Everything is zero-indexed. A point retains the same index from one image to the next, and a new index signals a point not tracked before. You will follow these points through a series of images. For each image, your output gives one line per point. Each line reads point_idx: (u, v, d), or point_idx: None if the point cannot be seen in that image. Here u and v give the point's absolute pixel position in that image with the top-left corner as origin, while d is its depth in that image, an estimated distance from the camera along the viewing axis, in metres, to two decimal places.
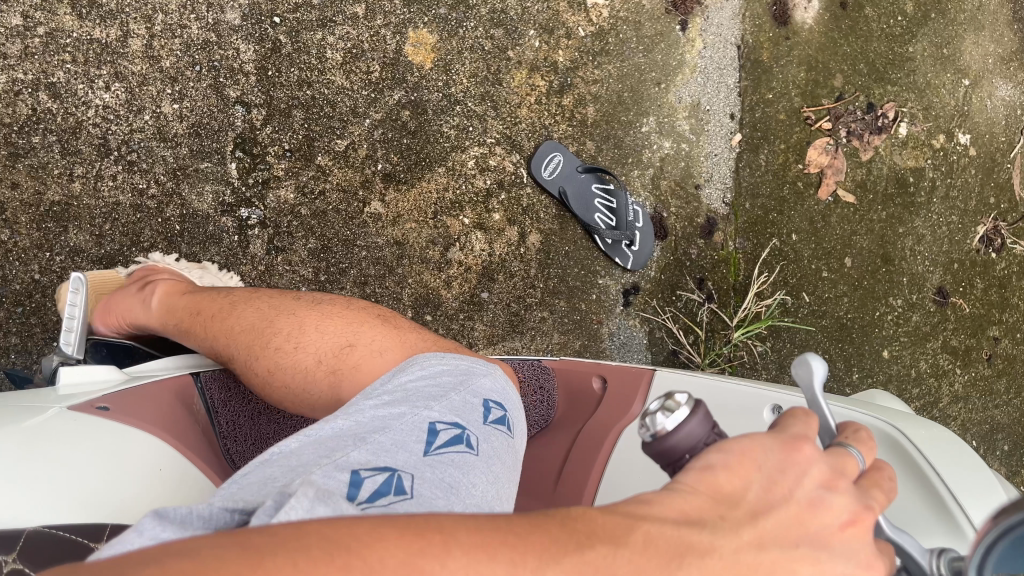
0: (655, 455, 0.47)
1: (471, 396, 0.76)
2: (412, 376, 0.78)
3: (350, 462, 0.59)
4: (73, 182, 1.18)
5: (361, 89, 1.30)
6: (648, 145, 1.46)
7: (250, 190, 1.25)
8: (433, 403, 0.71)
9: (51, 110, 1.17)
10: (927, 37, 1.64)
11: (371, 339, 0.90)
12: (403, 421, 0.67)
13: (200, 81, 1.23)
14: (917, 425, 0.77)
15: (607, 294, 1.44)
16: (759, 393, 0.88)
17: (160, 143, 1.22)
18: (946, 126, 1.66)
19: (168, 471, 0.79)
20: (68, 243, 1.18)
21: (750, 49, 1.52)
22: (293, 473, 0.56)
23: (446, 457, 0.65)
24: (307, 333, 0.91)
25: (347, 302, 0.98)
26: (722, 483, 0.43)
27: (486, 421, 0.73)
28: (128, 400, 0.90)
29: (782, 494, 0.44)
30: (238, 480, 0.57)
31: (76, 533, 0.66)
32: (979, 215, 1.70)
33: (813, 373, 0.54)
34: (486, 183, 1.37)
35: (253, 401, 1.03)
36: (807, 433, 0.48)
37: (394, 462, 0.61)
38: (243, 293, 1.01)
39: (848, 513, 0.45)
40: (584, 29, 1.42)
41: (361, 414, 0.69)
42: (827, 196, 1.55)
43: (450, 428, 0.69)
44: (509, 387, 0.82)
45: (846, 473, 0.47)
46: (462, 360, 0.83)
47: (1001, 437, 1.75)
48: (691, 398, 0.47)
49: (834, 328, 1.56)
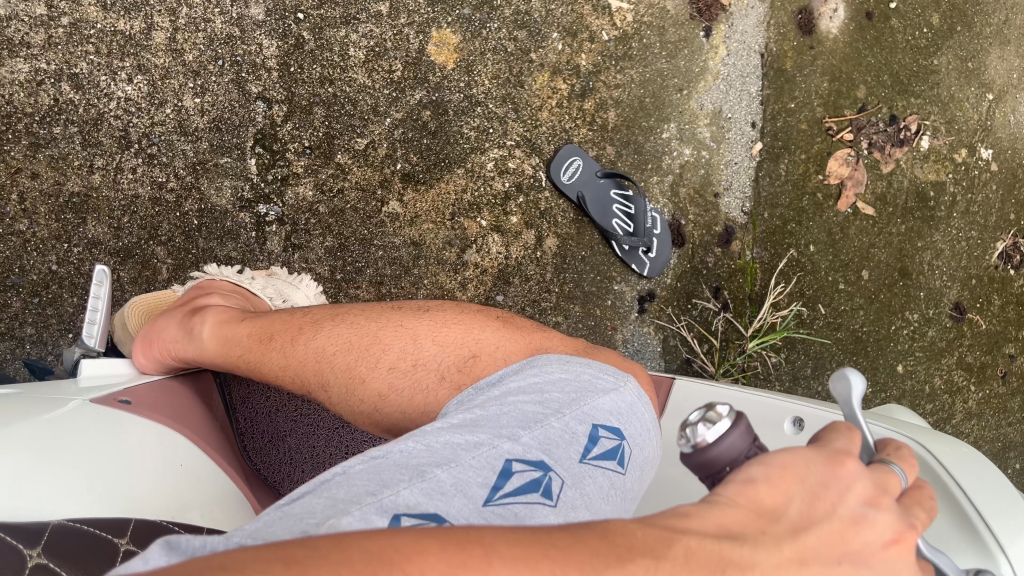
0: (695, 466, 0.47)
1: (576, 421, 0.73)
2: (529, 380, 0.78)
3: (396, 503, 0.56)
4: (93, 173, 1.18)
5: (382, 88, 1.30)
6: (669, 151, 1.45)
7: (269, 186, 1.25)
8: (522, 433, 0.68)
9: (73, 101, 1.17)
10: (952, 50, 1.63)
11: (495, 347, 0.89)
12: (476, 457, 0.64)
13: (221, 75, 1.23)
14: (937, 439, 0.78)
15: (622, 300, 1.43)
16: (775, 403, 0.91)
17: (180, 136, 1.22)
18: (969, 140, 1.65)
19: (188, 467, 0.79)
20: (86, 235, 1.18)
21: (774, 57, 1.50)
22: (331, 509, 0.55)
23: (511, 508, 0.61)
24: (423, 349, 0.90)
25: (448, 304, 0.98)
26: (763, 497, 0.43)
27: (584, 458, 0.69)
28: (150, 395, 0.90)
29: (826, 510, 0.43)
30: (283, 507, 0.57)
31: (101, 529, 0.67)
32: (999, 231, 1.69)
33: (852, 390, 0.53)
34: (505, 185, 1.36)
35: (272, 398, 1.06)
36: (852, 449, 0.48)
37: (448, 509, 0.58)
38: (328, 308, 0.98)
39: (891, 530, 0.44)
40: (607, 33, 1.41)
41: (435, 438, 0.67)
42: (847, 208, 1.54)
43: (529, 470, 0.65)
44: (638, 402, 0.80)
45: (890, 490, 0.47)
46: (571, 366, 0.82)
47: (1012, 455, 1.74)
48: (732, 410, 0.48)
49: (849, 341, 1.55)
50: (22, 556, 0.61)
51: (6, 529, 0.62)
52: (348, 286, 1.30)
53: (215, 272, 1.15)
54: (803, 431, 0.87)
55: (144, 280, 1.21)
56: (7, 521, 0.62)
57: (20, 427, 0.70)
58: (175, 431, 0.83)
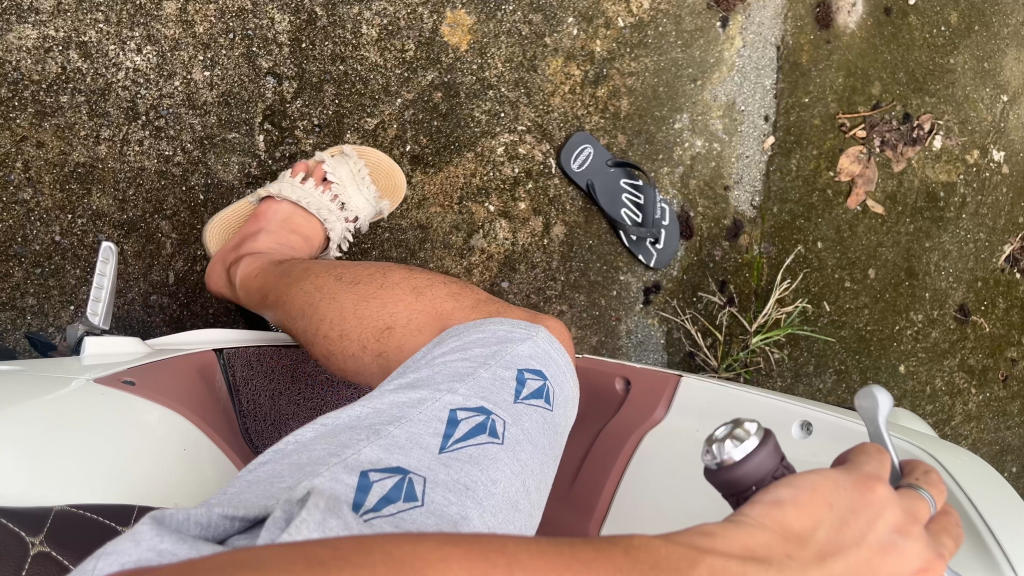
0: (721, 483, 0.49)
1: (504, 368, 0.79)
2: (452, 345, 0.84)
3: (360, 461, 0.61)
4: (99, 144, 1.14)
5: (394, 67, 1.27)
6: (680, 142, 1.44)
7: (276, 163, 1.22)
8: (459, 385, 0.75)
9: (81, 69, 1.13)
10: (969, 50, 1.62)
11: (409, 318, 0.92)
12: (423, 411, 0.70)
13: (232, 49, 1.19)
14: (953, 454, 0.77)
15: (627, 291, 1.42)
16: (790, 408, 0.94)
17: (188, 110, 1.18)
18: (982, 141, 1.64)
19: (190, 450, 0.80)
20: (90, 207, 1.14)
21: (791, 50, 1.49)
22: (300, 473, 0.59)
23: (463, 452, 0.68)
24: (347, 320, 0.94)
25: (417, 275, 0.99)
26: (789, 521, 0.44)
27: (517, 399, 0.77)
28: (151, 373, 0.89)
29: (854, 537, 0.46)
30: (248, 476, 0.61)
31: (104, 515, 0.66)
32: (1007, 234, 1.68)
33: (878, 406, 0.59)
34: (514, 171, 1.34)
35: (274, 381, 1.05)
36: (880, 473, 0.51)
37: (407, 461, 0.64)
38: (321, 267, 1.04)
39: (918, 559, 0.47)
40: (623, 20, 1.39)
41: (380, 400, 0.72)
42: (856, 206, 1.53)
43: (473, 415, 0.72)
44: (550, 347, 0.86)
45: (919, 516, 0.50)
46: (487, 326, 0.86)
47: (1010, 459, 1.74)
48: (760, 430, 0.49)
49: (853, 339, 1.54)
50: (25, 543, 0.61)
51: (10, 517, 0.61)
52: None
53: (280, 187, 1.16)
54: (812, 433, 0.89)
55: (148, 254, 1.16)
56: (9, 508, 0.62)
57: (23, 409, 0.69)
58: (180, 413, 0.83)
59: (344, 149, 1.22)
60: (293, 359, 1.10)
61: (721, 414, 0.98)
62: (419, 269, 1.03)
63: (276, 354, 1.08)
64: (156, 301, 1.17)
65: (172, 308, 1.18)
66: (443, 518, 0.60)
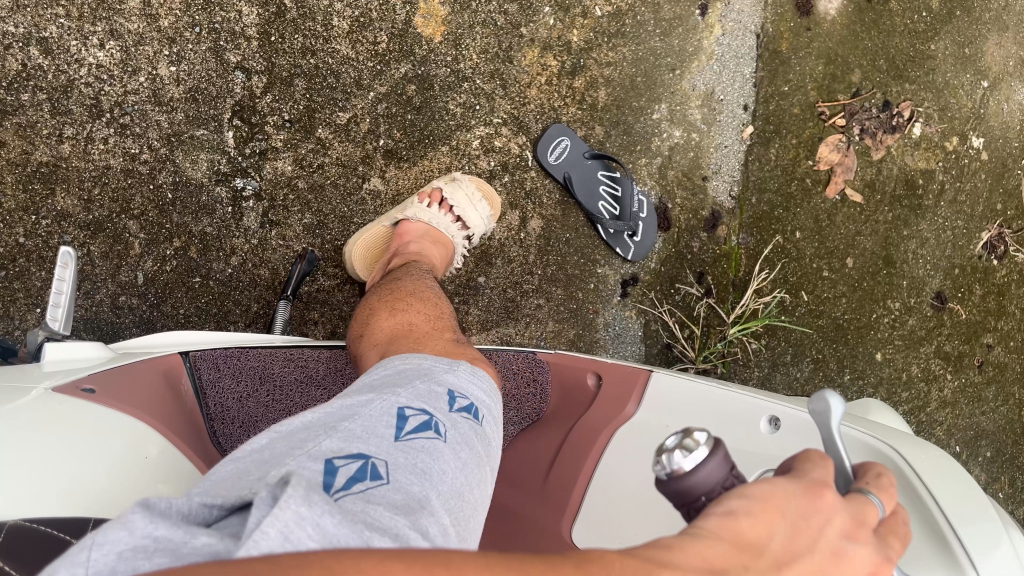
0: (671, 493, 0.49)
1: (436, 384, 0.83)
2: (395, 364, 0.87)
3: (322, 451, 0.65)
4: (63, 143, 1.08)
5: (367, 60, 1.21)
6: (658, 133, 1.43)
7: (247, 160, 1.15)
8: (401, 391, 0.79)
9: (42, 66, 1.06)
10: (950, 36, 1.64)
11: (388, 331, 0.99)
12: (373, 408, 0.74)
13: (198, 44, 1.12)
14: (915, 448, 0.78)
15: (605, 284, 1.41)
16: (758, 402, 0.94)
17: (155, 107, 1.11)
18: (961, 128, 1.67)
19: (153, 458, 0.80)
20: (54, 207, 1.08)
21: (770, 38, 1.49)
22: (266, 467, 0.62)
23: (415, 442, 0.72)
24: (365, 323, 1.04)
25: (408, 301, 1.05)
26: (744, 529, 0.45)
27: (452, 408, 0.80)
28: (112, 380, 0.91)
29: (808, 541, 0.47)
30: (211, 477, 0.62)
31: (59, 529, 0.67)
32: (985, 220, 1.71)
33: (831, 411, 0.57)
34: (490, 163, 1.32)
35: (242, 383, 1.03)
36: (828, 480, 0.52)
37: (367, 447, 0.68)
38: (398, 287, 1.09)
39: (869, 564, 0.49)
40: (601, 9, 1.36)
41: (327, 405, 0.76)
42: (835, 195, 1.54)
43: (419, 413, 0.76)
44: (473, 375, 0.90)
45: (868, 521, 0.51)
46: (411, 357, 0.89)
47: (984, 443, 1.78)
48: (710, 437, 0.49)
49: (830, 328, 1.56)
50: None
51: None
52: (326, 264, 1.22)
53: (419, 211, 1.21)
54: (780, 429, 0.89)
55: (116, 255, 1.11)
56: None
57: None
58: (140, 419, 0.84)
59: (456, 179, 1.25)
60: (259, 358, 1.08)
61: (689, 410, 0.99)
62: (452, 322, 1.05)
63: (241, 355, 1.06)
64: (126, 302, 1.11)
65: (141, 310, 1.12)
66: (409, 495, 0.63)
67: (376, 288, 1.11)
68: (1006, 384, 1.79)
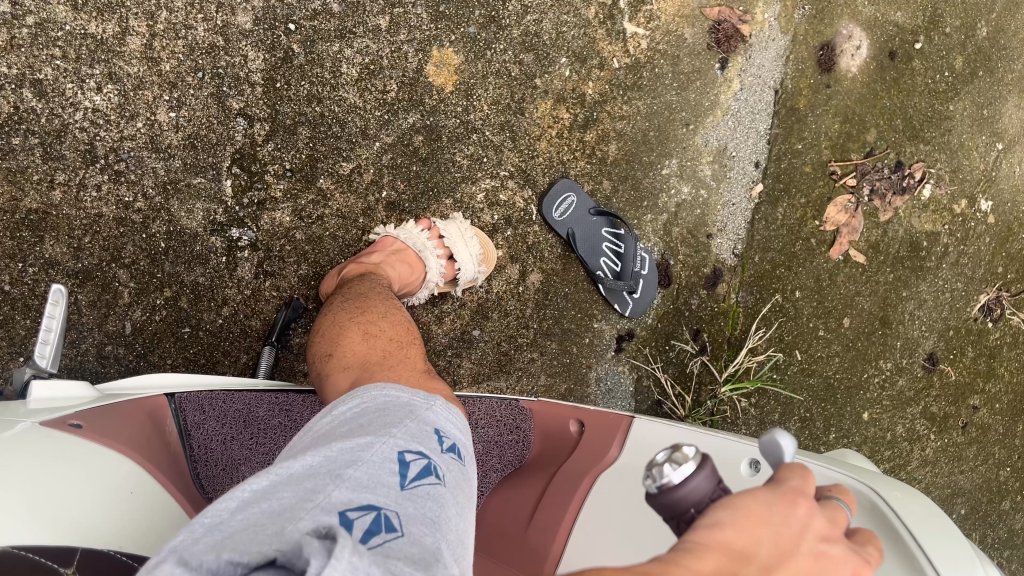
0: (660, 506, 0.52)
1: (426, 422, 0.77)
2: (376, 395, 0.80)
3: (333, 504, 0.58)
4: (53, 189, 1.06)
5: (374, 109, 1.18)
6: (666, 189, 1.39)
7: (244, 210, 1.13)
8: (396, 429, 0.72)
9: (36, 109, 1.04)
10: (970, 96, 1.61)
11: (360, 356, 0.94)
12: (374, 452, 0.67)
13: (200, 89, 1.10)
14: (888, 483, 0.80)
15: (600, 339, 1.39)
16: (735, 446, 0.91)
17: (151, 153, 1.09)
18: (970, 190, 1.65)
19: (139, 493, 0.78)
20: (43, 254, 1.06)
21: (788, 94, 1.45)
22: (280, 519, 0.55)
23: (420, 489, 0.66)
24: (330, 344, 0.99)
25: (379, 325, 1.01)
26: (730, 539, 0.49)
27: (443, 448, 0.75)
28: (98, 416, 0.89)
29: (790, 548, 0.50)
30: (212, 535, 0.54)
31: (48, 558, 0.63)
32: (985, 283, 1.70)
33: (781, 447, 0.57)
34: (493, 218, 1.29)
35: (228, 425, 1.00)
36: (804, 488, 0.54)
37: (376, 498, 0.61)
38: (360, 309, 1.03)
39: (848, 564, 0.52)
40: (618, 60, 1.33)
41: (320, 447, 0.67)
42: (838, 255, 1.52)
43: (418, 456, 0.70)
44: (456, 410, 0.83)
45: (839, 523, 0.54)
46: (391, 387, 0.82)
47: (959, 501, 1.77)
48: (698, 453, 0.53)
49: (820, 387, 1.56)
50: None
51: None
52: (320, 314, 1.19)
53: (405, 232, 1.19)
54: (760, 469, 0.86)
55: (104, 304, 1.09)
56: None
57: None
58: (129, 456, 0.83)
59: (455, 216, 1.24)
60: (246, 402, 1.04)
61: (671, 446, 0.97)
62: (422, 350, 1.01)
63: (227, 397, 1.02)
64: (112, 351, 1.09)
65: (127, 360, 1.10)
66: (425, 549, 0.58)
67: (341, 300, 1.06)
68: (988, 445, 1.78)
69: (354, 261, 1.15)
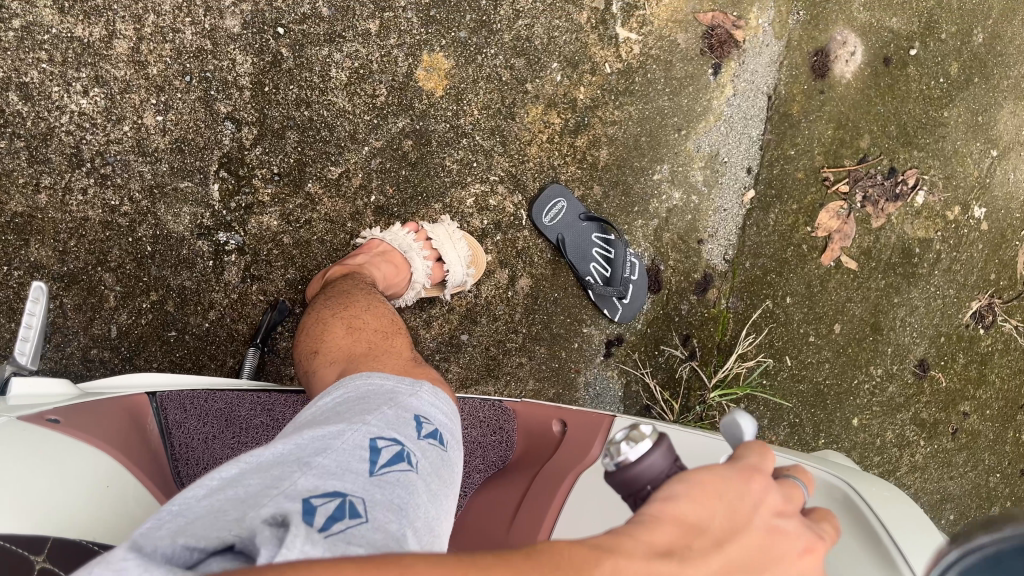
0: (619, 483, 0.50)
1: (404, 409, 0.76)
2: (355, 386, 0.79)
3: (299, 490, 0.58)
4: (39, 193, 1.06)
5: (363, 113, 1.19)
6: (657, 195, 1.39)
7: (232, 214, 1.13)
8: (370, 417, 0.72)
9: (21, 113, 1.05)
10: (965, 103, 1.60)
11: (344, 350, 0.94)
12: (345, 441, 0.66)
13: (188, 92, 1.11)
14: (868, 483, 0.77)
15: (589, 344, 1.39)
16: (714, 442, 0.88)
17: (138, 157, 1.09)
18: (965, 198, 1.63)
19: (115, 489, 0.77)
20: (28, 258, 1.06)
21: (781, 100, 1.45)
22: (243, 505, 0.55)
23: (390, 477, 0.65)
24: (314, 342, 0.98)
25: (363, 318, 1.01)
26: (685, 512, 0.46)
27: (420, 435, 0.74)
28: (77, 413, 0.88)
29: (744, 522, 0.48)
30: (176, 519, 0.54)
31: (18, 545, 0.64)
32: (977, 289, 1.69)
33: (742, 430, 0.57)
34: (482, 222, 1.29)
35: (209, 424, 0.99)
36: (761, 465, 0.53)
37: (343, 485, 0.61)
38: (344, 304, 1.03)
39: (801, 539, 0.50)
40: (611, 65, 1.32)
41: (294, 435, 0.67)
42: (830, 261, 1.51)
43: (391, 444, 0.69)
44: (438, 397, 0.83)
45: (795, 501, 0.53)
46: (371, 377, 0.82)
47: (948, 506, 1.76)
48: (655, 431, 0.51)
49: (810, 393, 1.56)
50: None
51: None
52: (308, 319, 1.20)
53: (392, 236, 1.18)
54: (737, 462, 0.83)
55: (89, 307, 1.09)
56: None
57: None
58: (106, 451, 0.81)
59: (445, 220, 1.24)
60: (229, 403, 1.04)
61: None
62: (407, 340, 1.00)
63: (208, 397, 1.02)
64: (97, 355, 1.10)
65: (113, 364, 1.10)
66: (389, 536, 0.58)
67: (325, 297, 1.06)
68: (978, 451, 1.77)
69: (340, 262, 1.15)
